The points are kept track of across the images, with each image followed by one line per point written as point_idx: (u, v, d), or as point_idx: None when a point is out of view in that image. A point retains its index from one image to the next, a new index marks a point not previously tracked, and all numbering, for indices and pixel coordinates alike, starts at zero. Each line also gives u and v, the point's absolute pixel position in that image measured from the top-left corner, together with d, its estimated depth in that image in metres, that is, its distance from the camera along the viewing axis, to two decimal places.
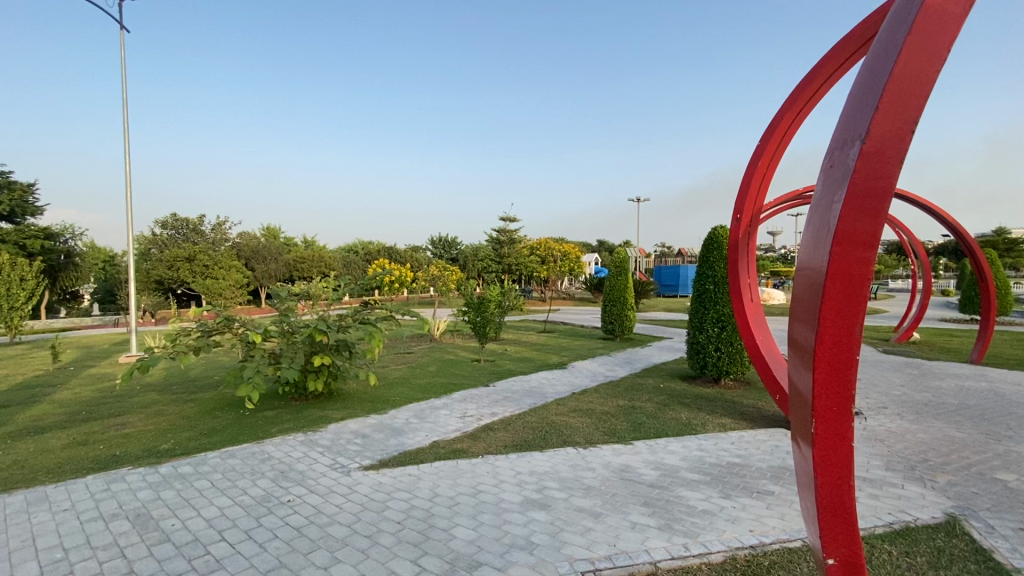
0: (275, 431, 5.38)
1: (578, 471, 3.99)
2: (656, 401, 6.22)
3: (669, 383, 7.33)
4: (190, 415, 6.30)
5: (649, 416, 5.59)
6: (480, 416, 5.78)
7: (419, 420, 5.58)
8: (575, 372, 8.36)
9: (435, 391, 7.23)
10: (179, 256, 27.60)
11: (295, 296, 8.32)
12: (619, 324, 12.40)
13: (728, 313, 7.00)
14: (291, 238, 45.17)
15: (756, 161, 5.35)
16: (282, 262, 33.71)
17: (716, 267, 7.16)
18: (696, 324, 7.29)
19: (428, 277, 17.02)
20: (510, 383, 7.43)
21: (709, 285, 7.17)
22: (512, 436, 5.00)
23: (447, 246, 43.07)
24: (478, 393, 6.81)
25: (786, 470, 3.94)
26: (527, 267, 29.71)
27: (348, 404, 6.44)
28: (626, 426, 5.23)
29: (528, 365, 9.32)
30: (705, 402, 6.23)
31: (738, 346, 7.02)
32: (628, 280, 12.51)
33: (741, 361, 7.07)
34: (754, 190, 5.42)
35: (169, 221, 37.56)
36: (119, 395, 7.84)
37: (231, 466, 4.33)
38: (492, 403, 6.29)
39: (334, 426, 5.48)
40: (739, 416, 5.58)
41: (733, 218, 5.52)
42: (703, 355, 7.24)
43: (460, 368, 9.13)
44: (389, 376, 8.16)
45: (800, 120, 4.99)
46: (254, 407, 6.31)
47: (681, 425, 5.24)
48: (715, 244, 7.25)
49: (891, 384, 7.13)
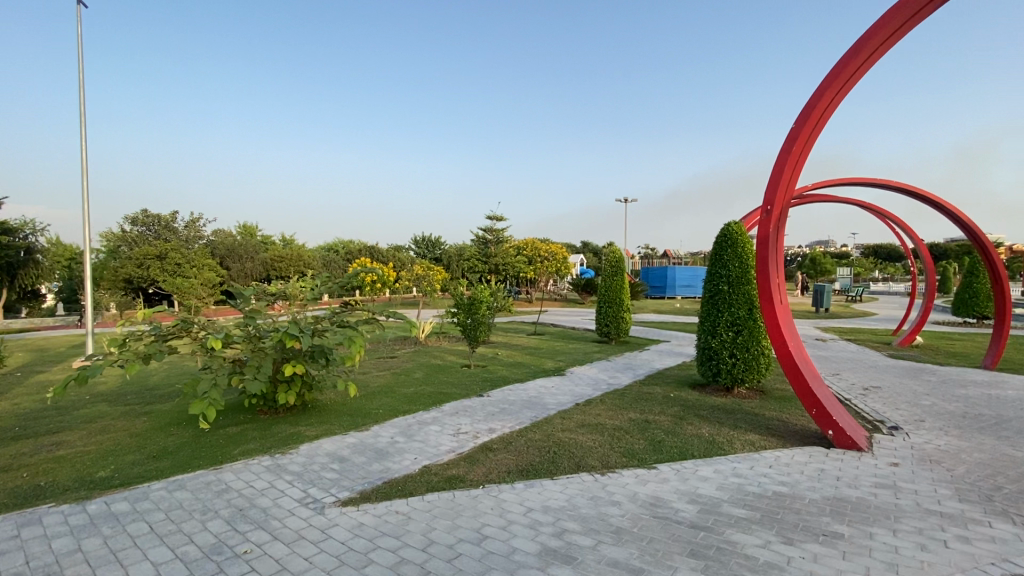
0: (237, 454, 4.60)
1: (601, 507, 3.32)
2: (670, 415, 5.58)
3: (679, 392, 6.72)
4: (139, 433, 5.45)
5: (667, 432, 4.96)
6: (476, 433, 5.08)
7: (406, 439, 4.86)
8: (575, 379, 7.69)
9: (422, 401, 6.51)
10: (149, 253, 26.25)
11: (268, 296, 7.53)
12: (614, 327, 11.80)
13: (744, 316, 6.43)
14: (269, 237, 43.75)
15: (789, 146, 4.77)
16: (258, 262, 32.46)
17: (731, 266, 6.56)
18: (708, 328, 6.69)
19: (412, 276, 16.19)
20: (506, 392, 6.73)
21: (723, 286, 6.58)
22: (516, 459, 4.31)
23: (430, 246, 42.27)
24: (471, 405, 6.11)
25: (845, 503, 3.35)
26: (513, 267, 29.08)
27: (324, 419, 5.67)
28: (644, 445, 4.59)
29: (523, 371, 8.64)
30: (724, 415, 5.63)
31: (754, 352, 6.43)
32: (624, 280, 11.94)
33: (758, 368, 6.48)
34: (786, 179, 4.85)
35: (140, 217, 35.95)
36: (62, 408, 6.91)
37: (177, 503, 3.54)
38: (488, 417, 5.60)
39: (306, 446, 4.71)
40: (767, 433, 4.98)
41: (762, 211, 4.87)
42: (715, 362, 6.64)
43: (449, 375, 8.40)
44: (371, 385, 7.40)
45: (836, 103, 4.68)
46: (215, 423, 5.50)
47: (706, 444, 4.62)
48: (729, 242, 6.68)
49: (915, 392, 6.65)
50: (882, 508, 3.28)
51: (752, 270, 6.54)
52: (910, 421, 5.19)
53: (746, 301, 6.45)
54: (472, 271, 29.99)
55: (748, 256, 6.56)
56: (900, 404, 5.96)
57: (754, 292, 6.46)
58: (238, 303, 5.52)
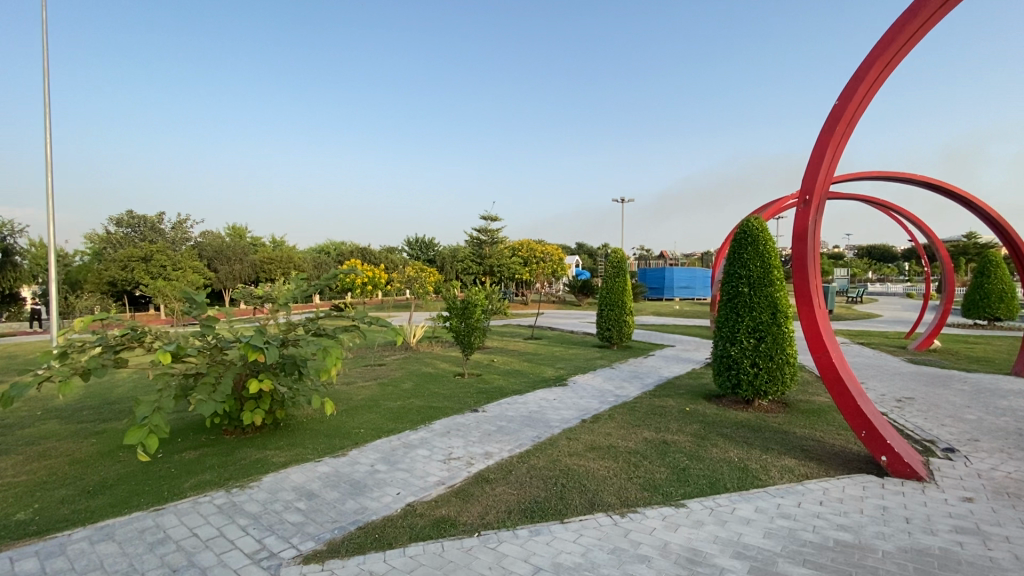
0: (188, 487, 3.90)
1: (627, 566, 2.65)
2: (690, 434, 4.94)
3: (694, 405, 6.07)
4: (82, 459, 4.73)
5: (691, 457, 4.30)
6: (470, 458, 4.39)
7: (388, 467, 4.17)
8: (578, 390, 7.04)
9: (410, 417, 5.82)
10: (134, 255, 25.42)
11: (254, 300, 6.85)
12: (617, 331, 11.14)
13: (768, 321, 5.80)
14: (259, 239, 42.87)
15: (832, 126, 4.14)
16: (248, 264, 31.61)
17: (751, 265, 5.96)
18: (727, 335, 6.07)
19: (403, 278, 15.49)
20: (503, 407, 6.05)
21: (744, 288, 5.97)
22: (518, 494, 3.63)
23: (424, 248, 41.70)
24: (464, 423, 5.43)
25: (928, 556, 2.70)
26: (508, 269, 28.43)
27: (297, 440, 4.98)
28: (666, 475, 3.92)
29: (521, 381, 7.97)
30: (751, 433, 4.98)
31: (779, 360, 5.80)
32: (627, 282, 11.27)
33: (782, 379, 5.85)
34: (826, 164, 4.20)
35: (125, 218, 35.04)
36: (7, 425, 6.17)
37: (96, 563, 2.84)
38: (483, 438, 4.93)
39: (270, 477, 4.01)
40: (805, 457, 4.34)
41: (800, 201, 4.23)
42: (735, 371, 6.01)
43: (440, 385, 7.70)
44: (354, 398, 6.71)
45: (885, 76, 4.07)
46: (171, 446, 4.80)
47: (739, 474, 3.96)
48: (750, 239, 6.07)
49: (953, 404, 6.04)
50: (977, 564, 2.63)
51: (775, 270, 5.91)
52: (964, 441, 4.57)
53: (769, 305, 5.83)
54: (466, 272, 29.30)
55: (770, 255, 5.94)
56: (944, 420, 5.33)
57: (778, 295, 5.83)
58: (191, 308, 4.80)
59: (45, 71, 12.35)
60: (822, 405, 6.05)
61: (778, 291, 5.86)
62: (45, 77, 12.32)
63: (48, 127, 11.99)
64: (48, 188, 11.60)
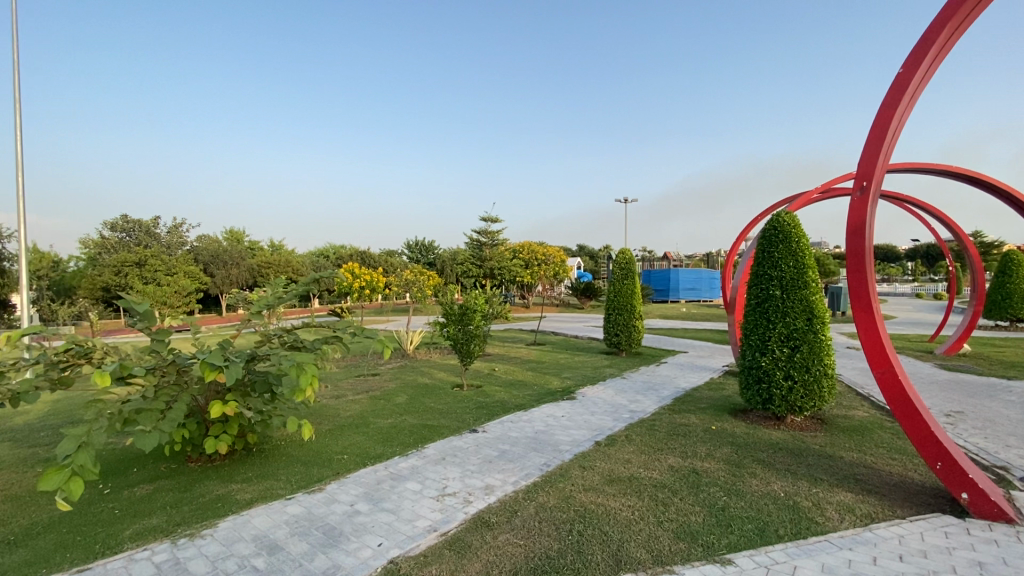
0: (127, 536, 3.24)
1: None
2: (722, 461, 4.28)
3: (721, 423, 5.41)
4: (16, 495, 4.07)
5: (728, 491, 3.65)
6: (468, 494, 3.73)
7: (371, 508, 3.53)
8: (588, 404, 6.39)
9: (400, 439, 5.17)
10: (127, 260, 24.75)
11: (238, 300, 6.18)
12: (625, 336, 10.50)
13: (803, 328, 5.16)
14: (256, 243, 42.28)
15: (894, 99, 3.49)
16: (244, 268, 30.96)
17: (783, 265, 5.34)
18: (756, 344, 5.42)
19: (401, 281, 14.83)
20: (506, 426, 5.40)
21: (775, 290, 5.34)
22: (525, 545, 2.98)
23: (425, 250, 41.15)
24: (462, 447, 4.77)
25: None
26: (509, 272, 27.79)
27: (269, 470, 4.34)
28: (703, 517, 3.26)
29: (525, 392, 7.33)
30: (791, 459, 4.32)
31: (816, 373, 5.13)
32: (635, 284, 10.60)
33: (819, 394, 5.19)
34: (887, 143, 3.55)
35: (120, 222, 34.43)
36: None
37: None
38: (484, 466, 4.28)
39: (228, 521, 3.36)
40: (863, 490, 3.67)
41: (856, 188, 3.59)
42: (766, 385, 5.35)
43: (437, 399, 7.02)
44: (340, 416, 6.06)
45: (955, 39, 3.43)
46: (123, 481, 4.16)
47: (788, 514, 3.30)
48: (780, 235, 5.45)
49: (1010, 420, 5.40)
50: None
51: (809, 270, 5.28)
52: None
53: (804, 310, 5.19)
54: (466, 275, 28.59)
55: (805, 253, 5.32)
56: (1009, 441, 4.69)
57: (814, 299, 5.19)
58: (130, 319, 3.85)
59: (15, 64, 11.70)
60: (864, 422, 5.39)
61: (814, 294, 5.22)
62: (15, 68, 11.67)
63: (18, 125, 11.39)
64: (19, 190, 10.98)
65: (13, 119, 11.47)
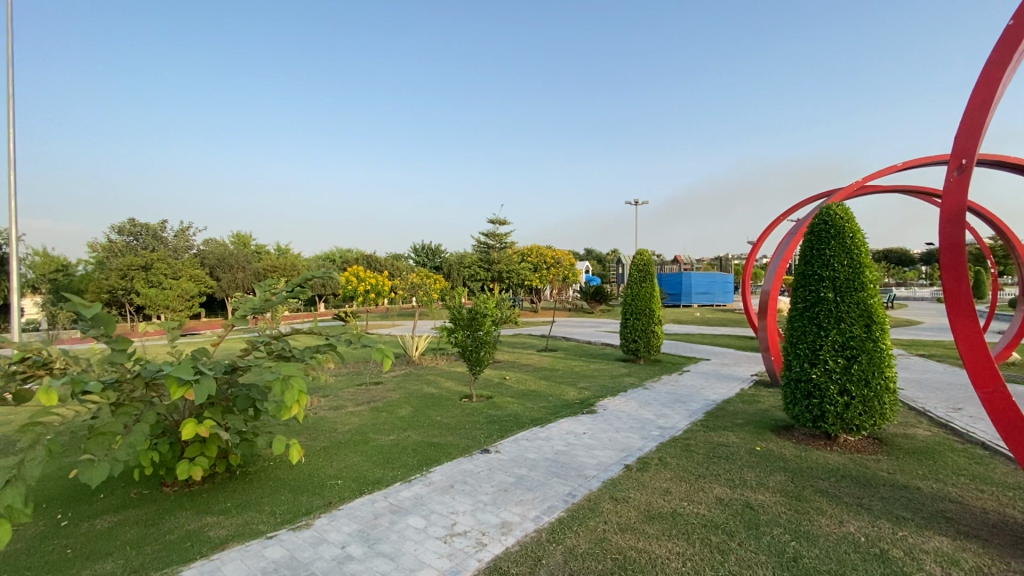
0: None
1: None
2: (778, 492, 3.64)
3: (765, 443, 4.78)
4: None
5: (796, 534, 3.01)
6: (481, 534, 3.13)
7: (365, 552, 2.93)
8: (611, 418, 5.78)
9: (403, 459, 4.58)
10: (134, 264, 24.47)
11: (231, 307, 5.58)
12: (644, 342, 9.86)
13: (861, 336, 4.52)
14: (263, 247, 42.06)
15: (1002, 57, 2.85)
16: (250, 271, 30.60)
17: (836, 264, 4.71)
18: (805, 353, 4.79)
19: (406, 285, 14.28)
20: (522, 445, 4.80)
21: (827, 293, 4.72)
22: None
23: (431, 254, 40.75)
24: (473, 471, 4.18)
25: None
26: (518, 275, 27.15)
27: (252, 498, 3.78)
28: (773, 571, 2.63)
29: (540, 404, 6.73)
30: (859, 490, 3.68)
31: (877, 387, 4.48)
32: (654, 286, 9.96)
33: (880, 411, 4.54)
34: (993, 111, 2.92)
35: (127, 227, 34.29)
36: None
37: None
38: (500, 496, 3.68)
39: (192, 570, 2.79)
40: (958, 532, 3.03)
41: (953, 168, 2.97)
42: (817, 401, 4.70)
43: (443, 412, 6.41)
44: (337, 432, 5.49)
45: None
46: (85, 511, 3.60)
47: (878, 566, 2.67)
48: (833, 231, 4.81)
49: None
50: None
51: (867, 270, 4.64)
52: None
53: (861, 315, 4.55)
54: (474, 279, 28.08)
55: (860, 250, 4.68)
56: None
57: (872, 302, 4.55)
58: (80, 326, 3.22)
59: (8, 61, 11.50)
60: (929, 443, 4.73)
61: (873, 297, 4.58)
62: (10, 67, 11.50)
63: (13, 123, 11.17)
64: (15, 190, 10.73)
65: (8, 117, 11.20)
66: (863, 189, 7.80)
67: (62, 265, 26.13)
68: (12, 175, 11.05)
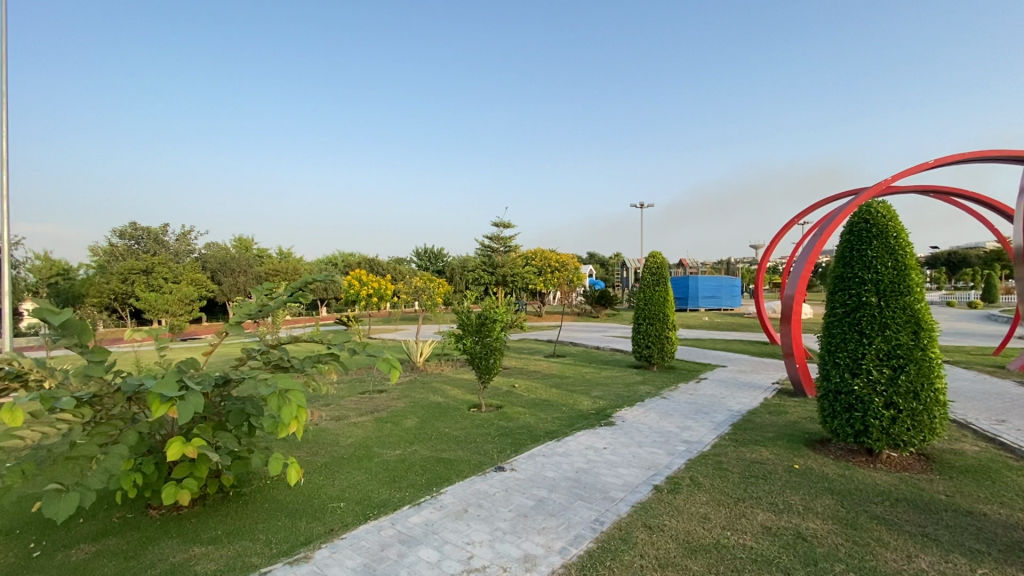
0: None
1: None
2: (830, 519, 3.26)
3: (803, 460, 4.41)
4: None
5: (863, 573, 2.64)
6: (502, 570, 2.77)
7: None
8: (631, 431, 5.41)
9: (411, 478, 4.22)
10: (134, 268, 24.32)
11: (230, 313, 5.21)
12: (657, 348, 9.49)
13: (908, 344, 4.16)
14: (264, 252, 41.82)
15: None
16: (251, 276, 30.34)
17: (879, 266, 4.36)
18: (846, 363, 4.42)
19: (410, 288, 13.91)
20: (539, 462, 4.44)
21: (869, 297, 4.36)
22: None
23: (433, 258, 40.46)
24: (488, 493, 3.82)
25: None
26: (523, 279, 26.78)
27: (247, 523, 3.43)
28: None
29: (553, 415, 6.37)
30: (920, 516, 3.31)
31: (927, 400, 4.11)
32: (668, 290, 9.58)
33: (930, 425, 4.16)
34: None
35: (127, 230, 34.06)
36: None
37: None
38: (520, 523, 3.31)
39: None
40: None
41: None
42: (861, 414, 4.31)
43: (451, 423, 6.04)
44: (339, 445, 5.13)
45: None
46: (59, 540, 3.23)
47: None
48: (874, 230, 4.46)
49: None
50: None
51: (913, 272, 4.29)
52: None
53: (908, 321, 4.20)
54: (477, 283, 27.74)
55: (905, 251, 4.33)
56: None
57: (919, 308, 4.20)
58: (48, 336, 2.88)
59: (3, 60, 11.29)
60: (982, 460, 4.36)
61: (920, 302, 4.23)
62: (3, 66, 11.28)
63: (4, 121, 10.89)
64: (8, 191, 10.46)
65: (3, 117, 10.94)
66: (887, 189, 7.47)
67: (63, 269, 25.89)
68: (5, 176, 10.74)
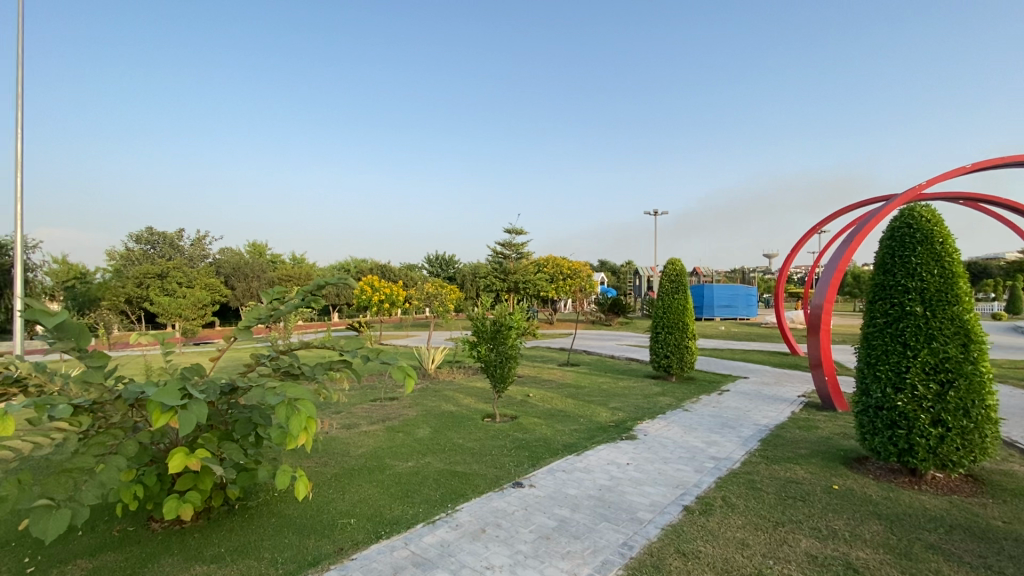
0: None
1: None
2: (880, 548, 2.99)
3: (842, 480, 4.12)
4: None
5: None
6: None
7: None
8: (655, 445, 5.15)
9: (425, 492, 4.01)
10: (149, 272, 24.48)
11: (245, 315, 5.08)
12: (676, 358, 9.21)
13: (957, 357, 3.88)
14: (277, 257, 42.12)
15: None
16: (264, 281, 30.46)
17: (924, 273, 4.09)
18: (887, 376, 4.13)
19: (422, 294, 13.77)
20: (559, 478, 4.21)
21: (914, 307, 4.09)
22: None
23: (445, 265, 40.41)
24: (506, 511, 3.59)
25: None
26: (535, 286, 26.54)
27: (252, 540, 3.24)
28: None
29: (571, 426, 6.13)
30: (980, 546, 3.02)
31: (978, 417, 3.82)
32: (687, 298, 9.31)
33: (981, 445, 3.86)
34: None
35: (144, 235, 34.49)
36: None
37: None
38: (542, 545, 3.08)
39: None
40: None
41: None
42: (905, 432, 4.01)
43: (465, 434, 5.83)
44: (350, 456, 4.94)
45: None
46: (56, 555, 3.07)
47: None
48: (919, 235, 4.20)
49: None
50: None
51: (961, 280, 4.03)
52: None
53: (956, 332, 3.92)
54: (488, 290, 27.53)
55: (953, 258, 4.07)
56: None
57: (969, 318, 3.93)
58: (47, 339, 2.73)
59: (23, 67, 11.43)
60: None
61: (969, 313, 3.96)
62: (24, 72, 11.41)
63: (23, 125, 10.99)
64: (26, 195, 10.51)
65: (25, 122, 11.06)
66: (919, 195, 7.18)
67: (80, 273, 26.20)
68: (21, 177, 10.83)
